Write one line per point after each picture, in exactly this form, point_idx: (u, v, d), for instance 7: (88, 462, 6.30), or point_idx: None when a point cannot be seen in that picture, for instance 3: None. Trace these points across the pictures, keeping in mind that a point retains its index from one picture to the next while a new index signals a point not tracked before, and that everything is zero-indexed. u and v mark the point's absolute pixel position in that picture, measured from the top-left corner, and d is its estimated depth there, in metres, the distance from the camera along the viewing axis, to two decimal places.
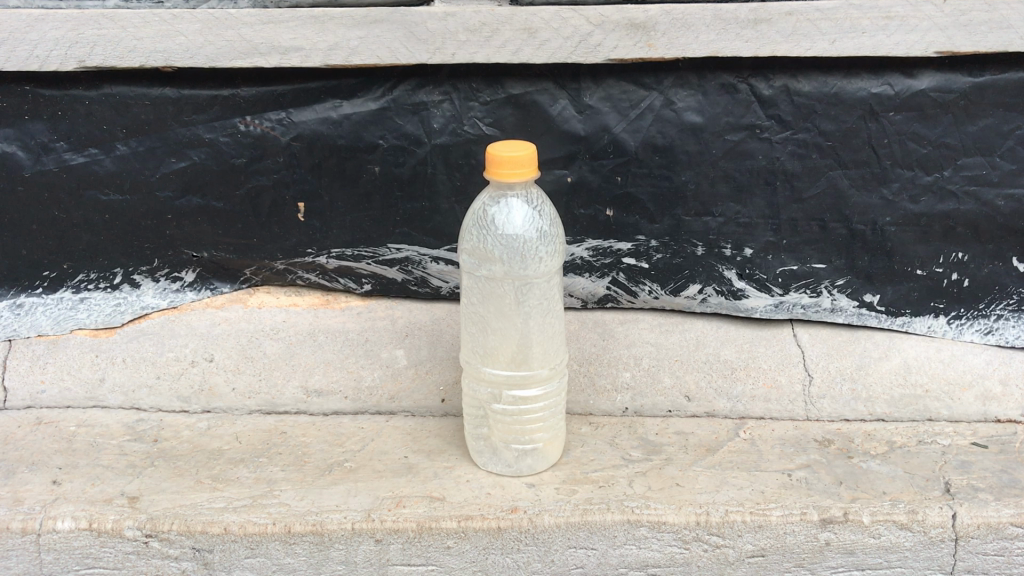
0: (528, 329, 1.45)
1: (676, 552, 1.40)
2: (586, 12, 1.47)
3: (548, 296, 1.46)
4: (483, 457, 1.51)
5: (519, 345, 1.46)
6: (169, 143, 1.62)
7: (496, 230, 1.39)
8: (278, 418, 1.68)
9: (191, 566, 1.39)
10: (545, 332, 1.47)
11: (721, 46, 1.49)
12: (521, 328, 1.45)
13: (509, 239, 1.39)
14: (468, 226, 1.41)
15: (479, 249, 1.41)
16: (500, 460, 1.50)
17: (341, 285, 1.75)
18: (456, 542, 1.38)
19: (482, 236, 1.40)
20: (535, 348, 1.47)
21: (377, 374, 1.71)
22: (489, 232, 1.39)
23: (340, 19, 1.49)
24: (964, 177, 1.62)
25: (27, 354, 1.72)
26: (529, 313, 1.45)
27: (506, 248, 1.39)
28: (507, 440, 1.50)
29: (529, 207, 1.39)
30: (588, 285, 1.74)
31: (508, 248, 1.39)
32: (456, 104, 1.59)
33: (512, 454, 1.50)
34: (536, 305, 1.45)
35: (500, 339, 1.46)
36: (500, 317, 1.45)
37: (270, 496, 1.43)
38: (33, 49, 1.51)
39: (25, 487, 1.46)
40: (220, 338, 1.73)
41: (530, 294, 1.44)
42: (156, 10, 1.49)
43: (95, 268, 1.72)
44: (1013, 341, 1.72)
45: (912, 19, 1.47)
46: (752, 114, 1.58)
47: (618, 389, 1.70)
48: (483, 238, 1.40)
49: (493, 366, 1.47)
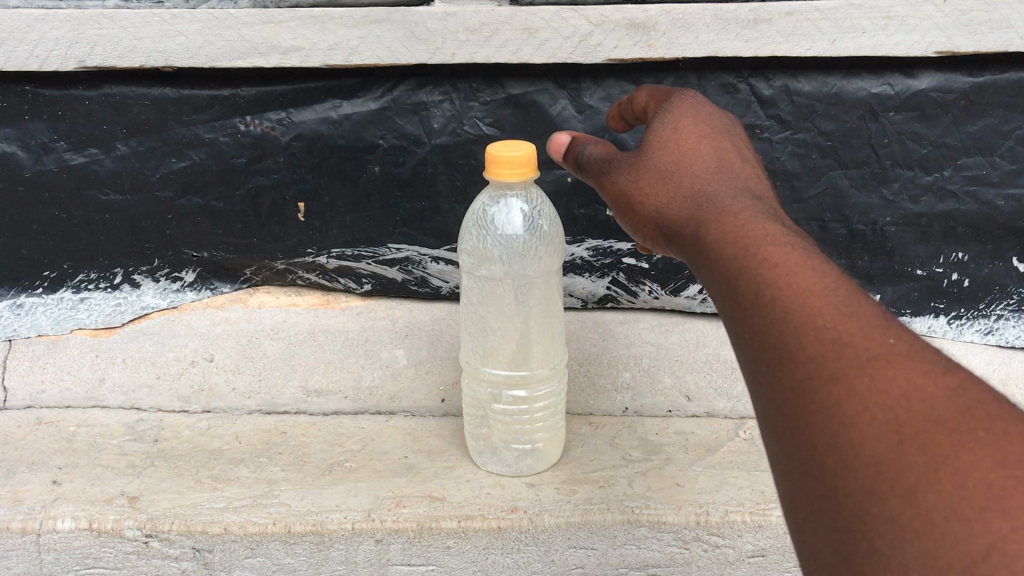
0: (527, 329, 1.45)
1: (676, 552, 1.40)
2: (586, 12, 1.46)
3: (547, 296, 1.45)
4: (482, 455, 1.52)
5: (519, 345, 1.46)
6: (169, 143, 1.62)
7: (495, 230, 1.39)
8: (278, 418, 1.72)
9: (191, 566, 1.39)
10: (545, 332, 1.47)
11: (721, 46, 1.49)
12: (522, 328, 1.45)
13: (509, 239, 1.39)
14: (469, 224, 1.41)
15: (479, 248, 1.41)
16: (499, 458, 1.51)
17: (341, 285, 1.75)
18: (455, 542, 1.38)
19: (482, 237, 1.40)
20: (535, 348, 1.47)
21: (377, 375, 1.75)
22: (489, 232, 1.39)
23: (340, 19, 1.48)
24: (964, 177, 1.61)
25: (27, 354, 1.73)
26: (529, 312, 1.45)
27: (506, 249, 1.39)
28: (507, 437, 1.51)
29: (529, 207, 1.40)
30: (588, 285, 1.70)
31: (508, 248, 1.39)
32: (456, 104, 1.59)
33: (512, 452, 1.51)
34: (536, 305, 1.45)
35: (499, 338, 1.46)
36: (500, 317, 1.45)
37: (270, 496, 1.43)
38: (33, 49, 1.51)
39: (26, 487, 1.46)
40: (220, 338, 1.74)
41: (530, 294, 1.44)
42: (156, 10, 1.48)
43: (95, 268, 1.72)
44: (1013, 340, 1.73)
45: (912, 19, 1.46)
46: (752, 114, 1.58)
47: (618, 389, 1.72)
48: (483, 238, 1.40)
49: (494, 365, 1.48)
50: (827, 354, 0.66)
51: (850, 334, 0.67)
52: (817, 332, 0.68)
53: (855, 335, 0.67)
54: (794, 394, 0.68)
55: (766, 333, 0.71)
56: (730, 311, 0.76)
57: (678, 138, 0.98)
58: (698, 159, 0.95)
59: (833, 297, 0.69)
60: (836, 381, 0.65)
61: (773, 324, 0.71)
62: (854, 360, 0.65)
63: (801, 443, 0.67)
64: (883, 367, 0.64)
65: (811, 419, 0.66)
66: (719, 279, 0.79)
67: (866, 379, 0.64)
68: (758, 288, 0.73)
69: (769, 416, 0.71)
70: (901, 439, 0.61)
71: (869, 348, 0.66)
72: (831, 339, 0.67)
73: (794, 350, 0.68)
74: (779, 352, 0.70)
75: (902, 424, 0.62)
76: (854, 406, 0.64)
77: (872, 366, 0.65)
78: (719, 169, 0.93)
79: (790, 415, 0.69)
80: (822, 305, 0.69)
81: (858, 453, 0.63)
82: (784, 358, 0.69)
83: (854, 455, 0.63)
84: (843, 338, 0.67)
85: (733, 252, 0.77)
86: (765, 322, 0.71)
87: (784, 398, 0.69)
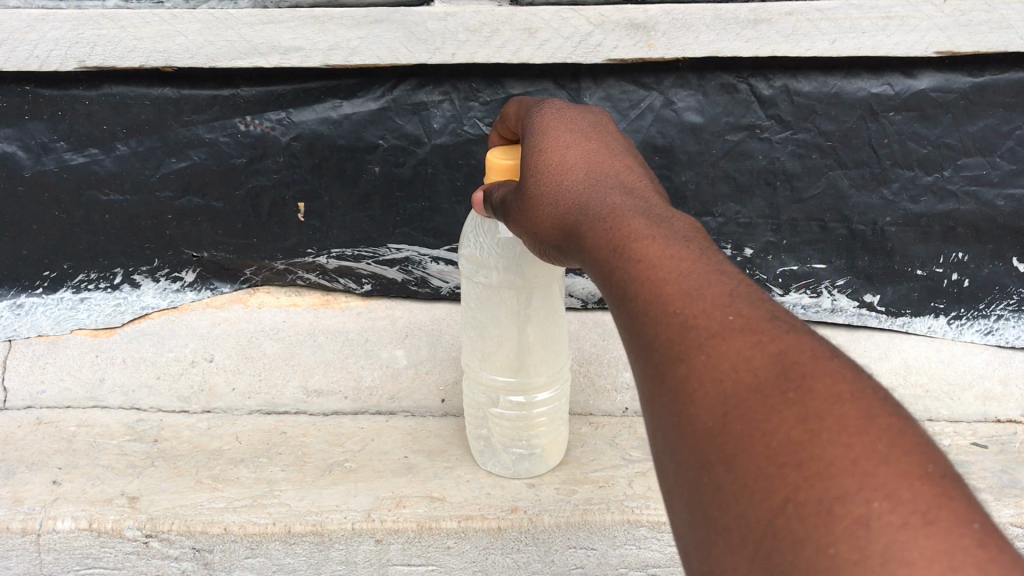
0: (524, 334, 1.45)
1: (675, 551, 1.41)
2: (586, 12, 1.46)
3: (546, 301, 1.44)
4: (480, 455, 1.52)
5: (518, 350, 1.46)
6: (169, 143, 1.62)
7: (495, 238, 1.38)
8: (278, 418, 1.70)
9: (191, 566, 1.39)
10: (544, 338, 1.47)
11: (721, 46, 1.48)
12: (520, 334, 1.45)
13: (506, 244, 1.37)
14: (469, 225, 1.43)
15: (477, 251, 1.41)
16: (495, 459, 1.51)
17: (341, 285, 1.76)
18: (456, 543, 1.38)
19: (482, 243, 1.40)
20: (533, 352, 1.47)
21: (378, 374, 1.73)
22: (488, 239, 1.39)
23: (340, 19, 1.48)
24: (964, 177, 1.61)
25: (27, 354, 1.72)
26: (526, 317, 1.44)
27: (504, 256, 1.38)
28: (504, 440, 1.52)
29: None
30: (588, 284, 1.73)
31: (507, 256, 1.38)
32: (456, 104, 1.60)
33: (508, 454, 1.51)
34: (534, 310, 1.44)
35: (497, 342, 1.46)
36: (497, 321, 1.45)
37: (271, 496, 1.43)
38: (33, 49, 1.51)
39: (25, 487, 1.45)
40: (220, 338, 1.73)
41: (530, 301, 1.43)
42: (156, 11, 1.48)
43: (95, 268, 1.72)
44: (1014, 341, 1.73)
45: (912, 19, 1.46)
46: (752, 114, 1.58)
47: (618, 388, 1.71)
48: (482, 245, 1.40)
49: (492, 369, 1.48)
50: (694, 366, 0.59)
51: (717, 341, 0.59)
52: (688, 339, 0.61)
53: (722, 339, 0.59)
54: (668, 412, 0.61)
55: (641, 347, 0.65)
56: (614, 324, 0.70)
57: (582, 150, 0.94)
58: (597, 170, 0.90)
59: (708, 301, 0.62)
60: (701, 397, 0.58)
61: (646, 333, 0.64)
62: (720, 372, 0.58)
63: (673, 469, 0.60)
64: (750, 379, 0.56)
65: (684, 438, 0.59)
66: (603, 287, 0.73)
67: (732, 392, 0.56)
68: (633, 300, 0.67)
69: (652, 440, 0.63)
70: (759, 459, 0.53)
71: (738, 359, 0.57)
72: (699, 348, 0.59)
73: (664, 363, 0.62)
74: (653, 366, 0.63)
75: (766, 443, 0.53)
76: (718, 424, 0.56)
77: (738, 378, 0.57)
78: (618, 179, 0.87)
79: (665, 435, 0.61)
80: (691, 311, 0.62)
81: (723, 474, 0.55)
82: (658, 373, 0.62)
83: (719, 476, 0.55)
84: (709, 347, 0.59)
85: (614, 259, 0.71)
86: (638, 335, 0.65)
87: (659, 419, 0.62)
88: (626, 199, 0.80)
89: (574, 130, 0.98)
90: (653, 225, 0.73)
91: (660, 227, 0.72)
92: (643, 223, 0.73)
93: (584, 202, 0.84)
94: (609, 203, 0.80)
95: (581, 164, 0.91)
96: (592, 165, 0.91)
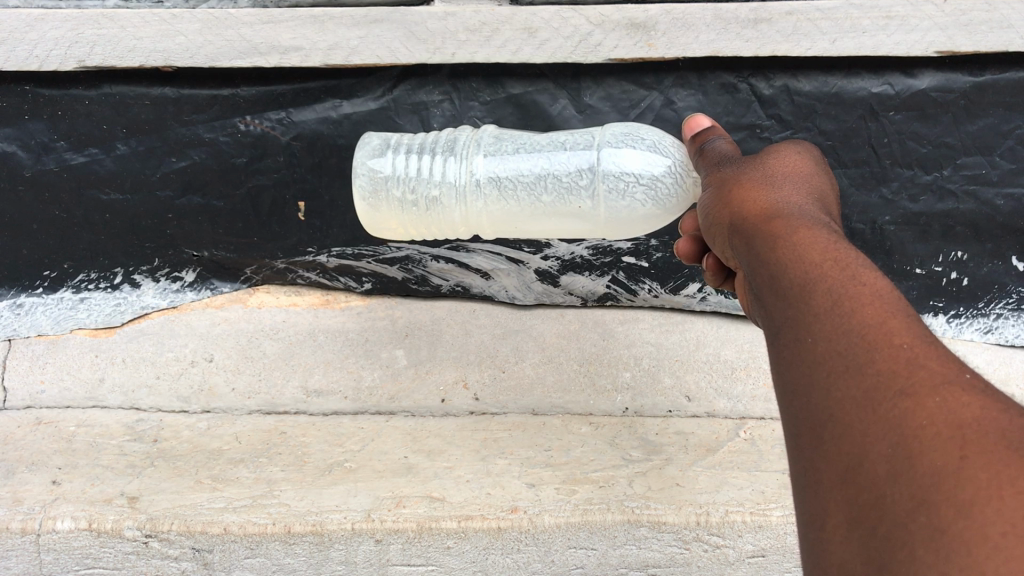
0: (505, 192, 1.30)
1: (676, 551, 1.42)
2: (586, 11, 1.43)
3: (548, 209, 1.30)
4: (376, 160, 1.34)
5: (496, 179, 1.30)
6: (171, 143, 1.63)
7: (598, 134, 1.34)
8: (278, 418, 1.67)
9: (191, 566, 1.41)
10: (490, 183, 1.30)
11: (721, 46, 1.47)
12: (533, 148, 1.35)
13: (623, 151, 1.25)
14: (633, 127, 1.35)
15: (606, 133, 1.33)
16: (379, 178, 1.32)
17: (341, 284, 1.77)
18: (455, 542, 1.39)
19: (591, 133, 1.37)
20: (477, 211, 1.32)
21: (377, 375, 1.71)
22: (596, 133, 1.35)
23: (339, 19, 1.46)
24: (963, 177, 1.62)
25: (27, 354, 1.72)
26: (527, 185, 1.29)
27: (580, 141, 1.34)
28: (400, 188, 1.32)
29: (682, 180, 1.20)
30: (589, 283, 1.76)
31: (583, 142, 1.33)
32: (456, 104, 1.60)
33: (391, 208, 1.33)
34: (537, 195, 1.29)
35: (499, 159, 1.33)
36: (528, 157, 1.32)
37: (270, 496, 1.42)
38: (32, 49, 1.49)
39: (25, 487, 1.43)
40: (220, 338, 1.72)
41: (534, 162, 1.31)
42: (156, 11, 1.45)
43: (95, 268, 1.74)
44: (1014, 340, 1.73)
45: (912, 19, 1.43)
46: (752, 114, 1.59)
47: (618, 389, 1.69)
48: (591, 133, 1.37)
49: (473, 161, 1.33)
50: (927, 405, 0.62)
51: (956, 392, 0.62)
52: (922, 379, 0.64)
53: (963, 395, 0.62)
54: (881, 438, 0.63)
55: (849, 373, 0.68)
56: (808, 347, 0.72)
57: (784, 166, 0.97)
58: (803, 194, 0.93)
59: (945, 360, 0.66)
60: (934, 436, 0.60)
61: (866, 370, 0.67)
62: (960, 419, 0.60)
63: (876, 498, 0.61)
64: (1000, 437, 0.58)
65: (899, 468, 0.61)
66: (797, 313, 0.76)
67: (972, 437, 0.59)
68: (855, 329, 0.70)
69: (829, 463, 0.66)
70: (1001, 509, 0.54)
71: (978, 413, 0.60)
72: (934, 391, 0.62)
73: (884, 394, 0.64)
74: (865, 395, 0.66)
75: (1015, 495, 0.54)
76: (952, 464, 0.58)
77: (982, 427, 0.59)
78: (817, 206, 0.90)
79: (864, 461, 0.63)
80: (925, 358, 0.65)
81: (950, 516, 0.56)
82: (874, 404, 0.65)
83: (943, 514, 0.57)
84: (948, 393, 0.62)
85: (825, 286, 0.75)
86: (848, 361, 0.68)
87: (859, 443, 0.64)
88: (832, 232, 0.83)
89: (785, 152, 1.01)
90: (871, 270, 0.76)
91: (876, 274, 0.75)
92: (861, 265, 0.76)
93: (778, 216, 0.87)
94: (812, 231, 0.82)
95: (785, 181, 0.94)
96: (799, 188, 0.93)
